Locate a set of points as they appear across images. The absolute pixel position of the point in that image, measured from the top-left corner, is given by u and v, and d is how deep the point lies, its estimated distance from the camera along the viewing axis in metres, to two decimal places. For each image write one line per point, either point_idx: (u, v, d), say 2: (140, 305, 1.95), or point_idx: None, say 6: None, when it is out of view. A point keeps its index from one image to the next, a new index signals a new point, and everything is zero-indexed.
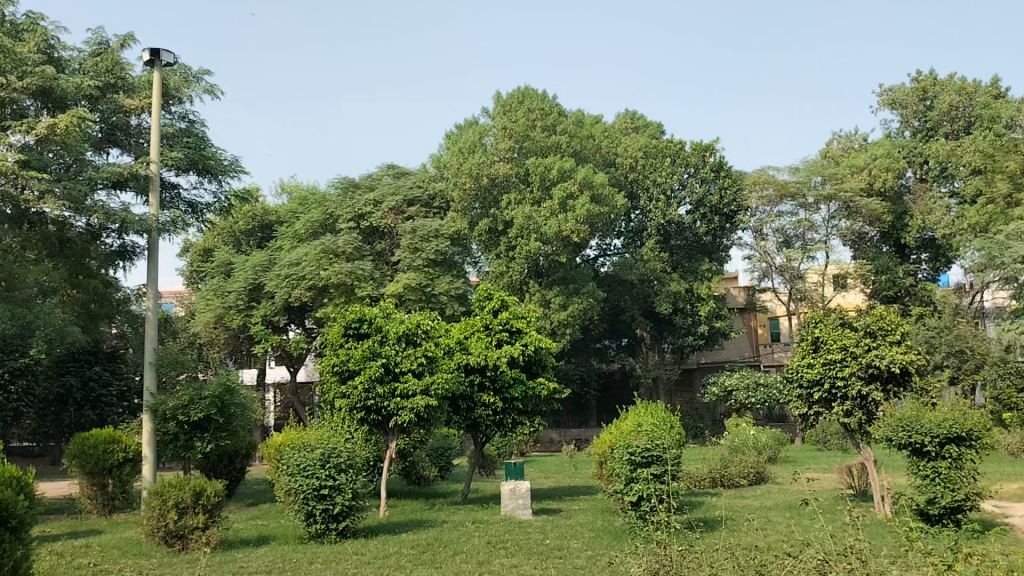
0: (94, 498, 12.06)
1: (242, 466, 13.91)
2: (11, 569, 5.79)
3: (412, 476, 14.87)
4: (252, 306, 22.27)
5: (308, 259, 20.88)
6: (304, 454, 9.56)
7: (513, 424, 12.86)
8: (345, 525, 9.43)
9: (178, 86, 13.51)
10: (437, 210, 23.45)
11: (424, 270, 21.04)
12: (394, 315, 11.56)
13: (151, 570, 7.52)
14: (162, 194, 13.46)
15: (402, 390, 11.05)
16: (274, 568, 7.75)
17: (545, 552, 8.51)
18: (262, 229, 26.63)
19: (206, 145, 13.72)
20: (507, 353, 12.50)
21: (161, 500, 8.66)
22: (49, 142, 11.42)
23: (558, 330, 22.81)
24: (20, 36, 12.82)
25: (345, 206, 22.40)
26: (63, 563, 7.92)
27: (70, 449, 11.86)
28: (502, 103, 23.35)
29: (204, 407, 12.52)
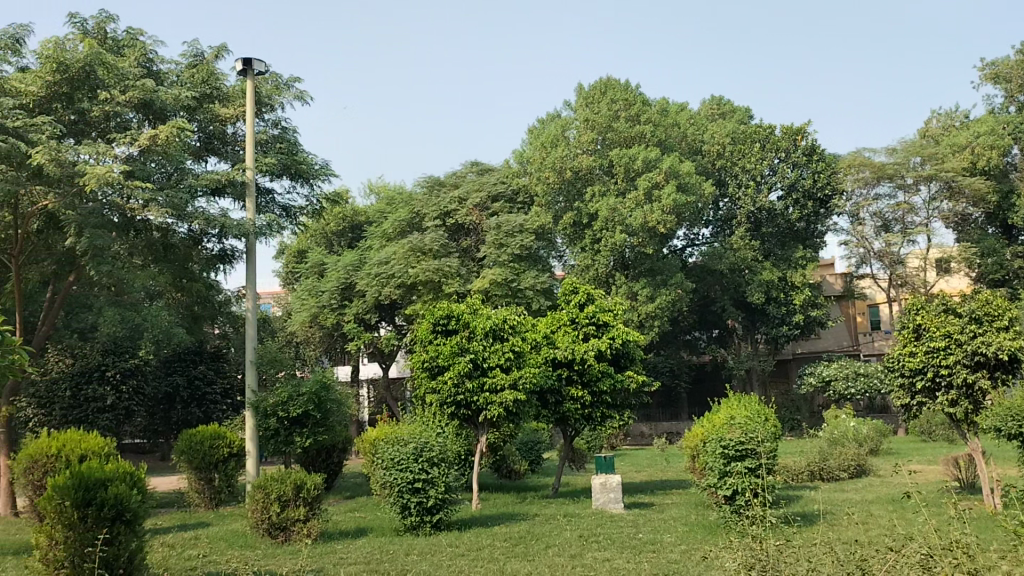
0: (202, 491, 12.57)
1: (340, 460, 14.29)
2: (127, 560, 6.23)
3: (502, 470, 15.10)
4: (345, 305, 22.86)
5: (397, 258, 21.29)
6: (398, 448, 9.78)
7: (602, 417, 12.81)
8: (439, 518, 9.58)
9: (269, 94, 13.96)
10: (522, 205, 23.52)
11: (510, 265, 21.15)
12: (481, 311, 11.68)
13: (256, 561, 7.84)
14: (258, 199, 13.95)
15: (491, 385, 11.16)
16: (372, 559, 7.94)
17: (638, 546, 8.47)
18: (353, 230, 27.29)
19: (298, 150, 14.12)
20: (595, 346, 12.47)
21: (264, 493, 8.98)
22: (151, 152, 11.95)
23: (646, 322, 22.62)
24: (121, 52, 13.37)
25: (431, 204, 22.79)
26: (174, 554, 8.32)
27: (178, 445, 12.46)
28: (585, 95, 23.30)
29: (302, 403, 12.92)
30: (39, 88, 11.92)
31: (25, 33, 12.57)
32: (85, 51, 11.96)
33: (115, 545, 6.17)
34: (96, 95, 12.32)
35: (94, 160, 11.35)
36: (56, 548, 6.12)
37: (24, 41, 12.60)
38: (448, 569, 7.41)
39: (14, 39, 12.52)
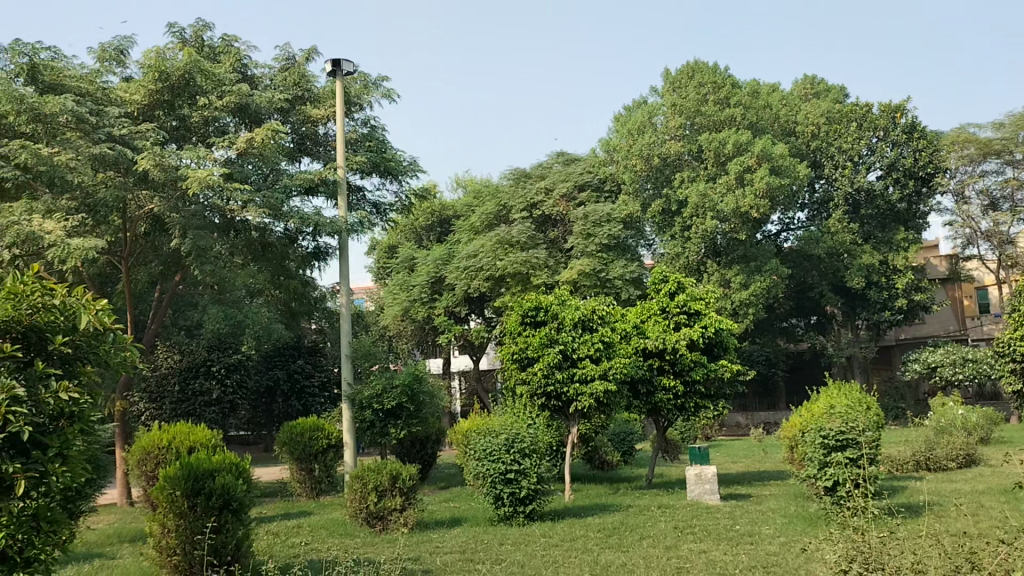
0: (304, 481, 12.98)
1: (434, 451, 14.51)
2: (235, 547, 6.53)
3: (595, 461, 14.99)
4: (436, 298, 23.24)
5: (485, 251, 21.44)
6: (490, 439, 9.89)
7: (696, 408, 12.66)
8: (532, 508, 9.63)
9: (358, 93, 14.25)
10: (609, 194, 23.35)
11: (598, 255, 21.04)
12: (569, 302, 11.66)
13: (355, 548, 8.07)
14: (349, 198, 14.30)
15: (581, 375, 11.14)
16: (468, 549, 8.05)
17: (735, 538, 8.33)
18: (441, 224, 27.66)
19: (387, 148, 14.38)
20: (687, 335, 12.28)
21: (362, 484, 9.22)
22: (248, 154, 12.37)
23: (741, 310, 22.16)
24: (218, 58, 13.85)
25: (518, 196, 22.90)
26: (279, 541, 8.65)
27: (280, 437, 12.93)
28: (672, 79, 22.91)
29: (396, 396, 13.19)
30: (142, 97, 12.61)
31: (128, 44, 13.18)
32: (184, 60, 12.49)
33: (223, 533, 6.45)
34: (195, 101, 12.85)
35: (196, 164, 11.81)
36: (168, 535, 6.42)
37: (128, 51, 13.22)
38: (543, 559, 7.45)
39: (118, 50, 13.15)
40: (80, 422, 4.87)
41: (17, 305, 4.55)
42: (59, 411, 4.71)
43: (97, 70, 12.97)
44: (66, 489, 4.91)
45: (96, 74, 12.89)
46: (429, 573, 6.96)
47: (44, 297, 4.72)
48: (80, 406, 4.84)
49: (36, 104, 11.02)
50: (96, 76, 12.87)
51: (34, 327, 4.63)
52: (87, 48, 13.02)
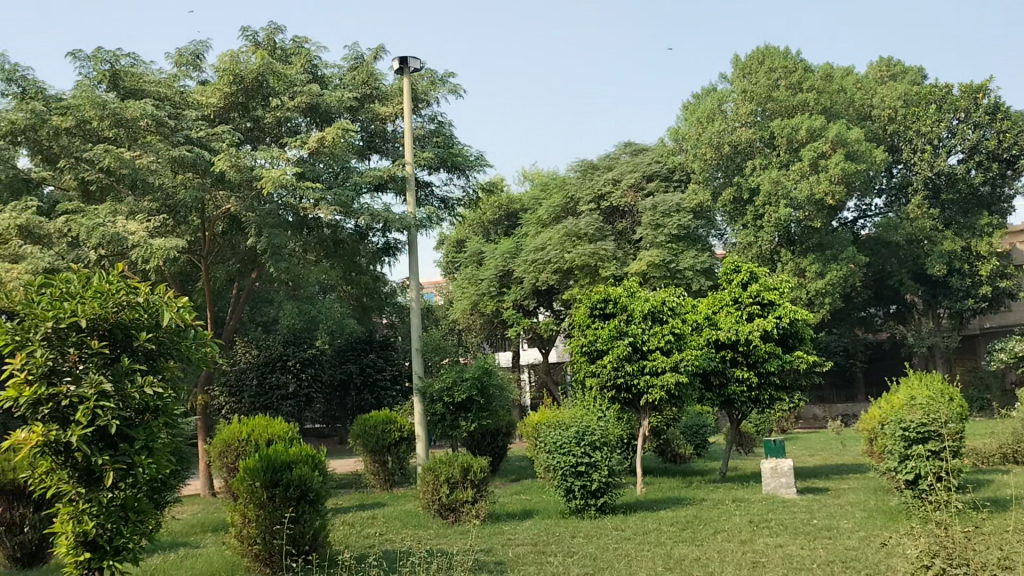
0: (377, 473, 13.25)
1: (505, 443, 14.60)
2: (312, 537, 6.72)
3: (667, 454, 14.98)
4: (504, 291, 23.42)
5: (553, 243, 21.44)
6: (560, 432, 9.88)
7: (771, 400, 12.43)
8: (604, 501, 9.62)
9: (425, 90, 14.40)
10: (677, 184, 23.05)
11: (668, 246, 20.80)
12: (639, 293, 11.58)
13: (428, 540, 8.18)
14: (418, 193, 14.46)
15: (652, 367, 11.04)
16: (540, 541, 8.09)
17: (812, 532, 8.18)
18: (508, 218, 27.75)
19: (454, 143, 14.49)
20: (760, 327, 12.06)
21: (434, 476, 9.35)
22: (319, 153, 12.58)
23: (816, 300, 21.66)
24: (289, 60, 14.14)
25: (585, 188, 22.83)
26: (354, 532, 8.83)
27: (354, 430, 13.20)
28: (741, 65, 22.48)
29: (466, 389, 13.30)
30: (218, 100, 12.98)
31: (204, 49, 13.57)
32: (257, 62, 12.78)
33: (301, 523, 6.65)
34: (268, 102, 13.17)
35: (270, 163, 12.10)
36: (249, 526, 6.58)
37: (203, 56, 13.61)
38: (615, 552, 7.43)
39: (194, 55, 13.55)
40: (165, 415, 5.05)
41: (103, 304, 4.75)
42: (144, 405, 4.90)
43: (175, 74, 13.41)
44: (153, 479, 5.12)
45: (173, 79, 13.32)
46: (502, 565, 7.01)
47: (129, 296, 4.91)
48: (164, 400, 5.01)
49: (117, 109, 11.60)
50: (173, 80, 13.29)
51: (119, 324, 4.84)
52: (165, 54, 13.46)
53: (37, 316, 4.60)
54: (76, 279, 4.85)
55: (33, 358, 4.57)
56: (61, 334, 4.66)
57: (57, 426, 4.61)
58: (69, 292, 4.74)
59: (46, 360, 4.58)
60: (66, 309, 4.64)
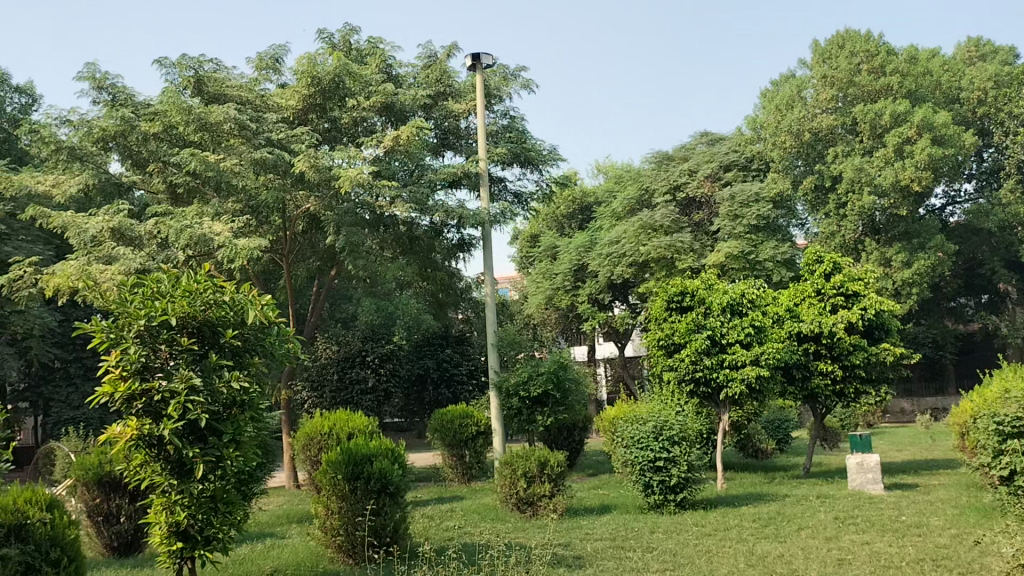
0: (455, 467, 13.39)
1: (581, 438, 14.59)
2: (393, 529, 6.83)
3: (749, 449, 14.62)
4: (579, 286, 23.47)
5: (628, 236, 21.26)
6: (638, 427, 9.78)
7: (857, 393, 12.07)
8: (683, 496, 9.50)
9: (498, 85, 14.43)
10: (757, 173, 22.52)
11: (747, 237, 20.38)
12: (717, 286, 11.37)
13: (507, 533, 8.22)
14: (492, 188, 14.52)
15: (732, 361, 10.84)
16: (619, 536, 8.06)
17: (901, 529, 7.93)
18: (583, 212, 27.66)
19: (528, 138, 14.49)
20: (844, 318, 11.72)
21: (512, 469, 9.39)
22: (394, 152, 12.70)
23: (903, 290, 20.94)
24: (364, 60, 14.37)
25: (661, 179, 22.58)
26: (434, 524, 8.93)
27: (432, 424, 13.37)
28: (821, 51, 21.89)
29: (542, 383, 13.32)
30: (297, 102, 13.30)
31: (282, 52, 13.91)
32: (333, 64, 13.01)
33: (383, 515, 6.77)
34: (345, 103, 13.38)
35: (346, 163, 12.30)
36: (332, 517, 6.76)
37: (282, 59, 13.94)
38: (697, 548, 7.34)
39: (274, 59, 13.89)
40: (251, 409, 5.19)
41: (191, 302, 4.93)
42: (231, 400, 5.04)
43: (255, 78, 13.80)
44: (241, 472, 5.29)
45: (254, 82, 13.71)
46: (580, 559, 7.00)
47: (216, 294, 5.07)
48: (250, 395, 5.15)
49: (202, 114, 12.01)
50: (254, 84, 13.69)
51: (207, 322, 5.02)
52: (246, 59, 13.86)
53: (131, 315, 4.82)
54: (166, 278, 5.04)
55: (127, 355, 4.79)
56: (153, 332, 4.87)
57: (150, 420, 4.83)
58: (160, 292, 4.93)
59: (139, 357, 4.79)
60: (157, 308, 4.84)
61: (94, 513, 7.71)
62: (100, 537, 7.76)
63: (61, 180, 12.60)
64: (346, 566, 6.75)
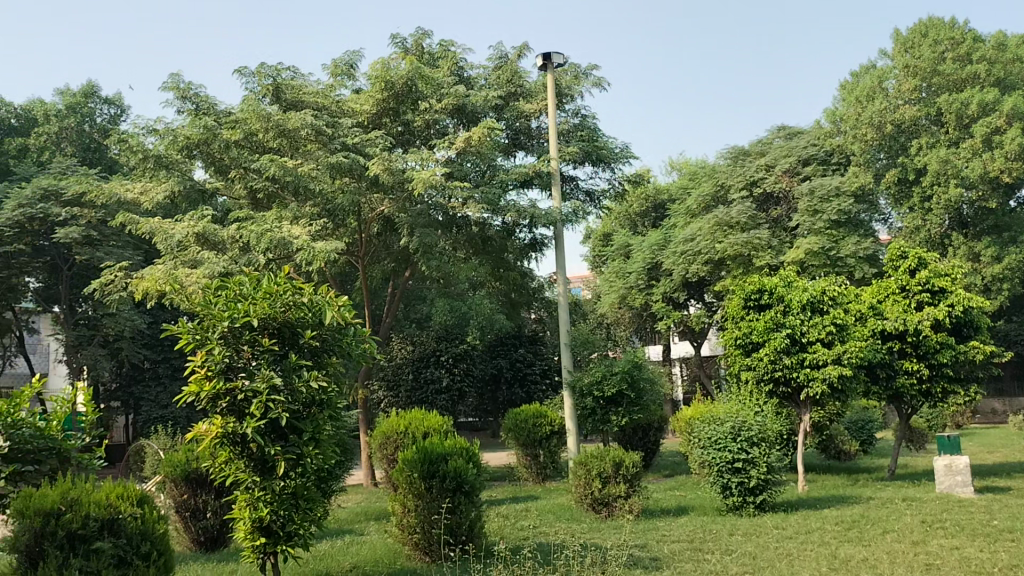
0: (529, 466, 13.43)
1: (656, 438, 14.50)
2: (469, 527, 6.88)
3: (830, 451, 14.25)
4: (652, 284, 23.27)
5: (703, 234, 20.95)
6: (716, 427, 9.61)
7: (944, 393, 11.63)
8: (763, 498, 9.31)
9: (569, 84, 14.40)
10: (837, 166, 21.82)
11: (827, 232, 19.86)
12: (797, 283, 11.10)
13: (583, 534, 8.20)
14: (564, 187, 14.51)
15: (812, 360, 10.56)
16: (696, 538, 7.94)
17: (993, 534, 7.60)
18: (656, 209, 27.39)
19: (599, 136, 14.41)
20: (930, 315, 11.29)
21: (587, 470, 9.33)
22: (466, 153, 12.78)
23: (993, 286, 20.15)
24: (437, 63, 14.50)
25: (736, 175, 22.21)
26: (509, 524, 8.96)
27: (506, 423, 13.43)
28: (903, 39, 21.09)
29: (616, 382, 13.23)
30: (371, 106, 13.51)
31: (357, 58, 14.15)
32: (406, 68, 13.16)
33: (458, 514, 6.81)
34: (417, 106, 13.52)
35: (420, 165, 12.42)
36: (409, 515, 6.85)
37: (357, 65, 14.17)
38: (776, 551, 7.19)
39: (348, 65, 14.15)
40: (330, 408, 5.29)
41: (272, 304, 5.06)
42: (311, 399, 5.14)
43: (331, 84, 14.07)
44: (320, 470, 5.40)
45: (329, 89, 13.99)
46: (658, 561, 6.92)
47: (295, 296, 5.19)
48: (328, 394, 5.25)
49: (280, 121, 12.32)
50: (330, 91, 13.95)
51: (287, 323, 5.14)
52: (322, 65, 14.13)
53: (215, 317, 4.97)
54: (248, 281, 5.17)
55: (212, 355, 4.95)
56: (236, 333, 5.00)
57: (235, 419, 4.98)
58: (242, 293, 5.06)
59: (223, 357, 4.95)
60: (240, 309, 4.97)
61: (182, 509, 8.00)
62: (188, 532, 8.04)
63: (149, 188, 13.25)
64: (423, 563, 6.82)
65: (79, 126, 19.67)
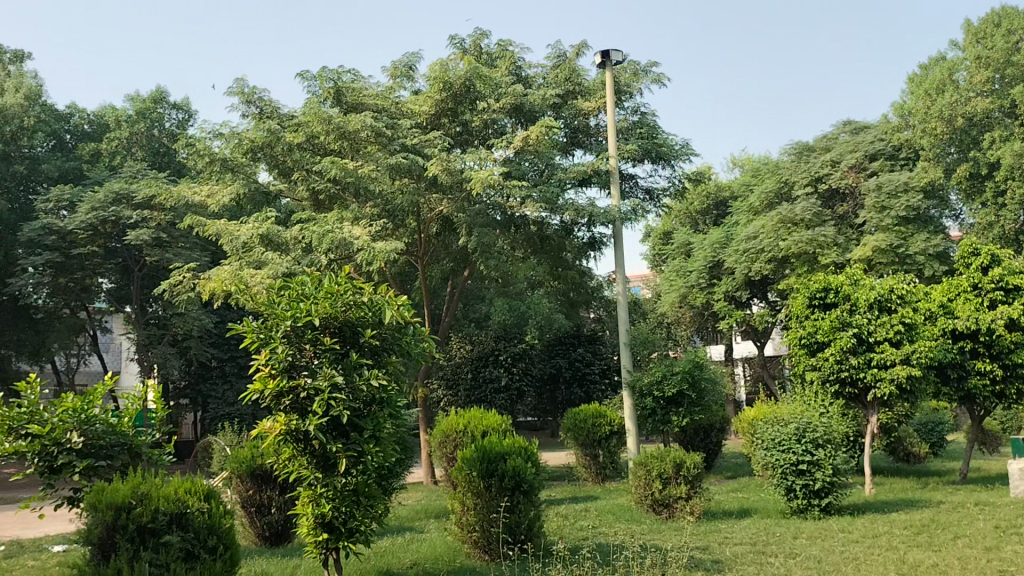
0: (589, 466, 13.36)
1: (719, 440, 14.29)
2: (527, 527, 6.88)
3: (899, 453, 13.76)
4: (714, 283, 22.99)
5: (766, 231, 20.62)
6: (779, 428, 9.42)
7: (1018, 394, 11.20)
8: (828, 501, 9.10)
9: (628, 81, 14.30)
10: (906, 162, 21.16)
11: (894, 229, 19.36)
12: (863, 281, 10.81)
13: (643, 535, 8.14)
14: (622, 185, 14.42)
15: (880, 360, 10.27)
16: (759, 540, 7.80)
17: None
18: (717, 207, 27.03)
19: (659, 133, 14.26)
20: (1004, 314, 10.87)
21: (646, 470, 9.27)
22: (524, 152, 12.77)
23: None
24: (495, 63, 14.53)
25: (800, 171, 21.78)
26: (569, 524, 8.92)
27: (565, 423, 13.37)
28: (974, 30, 20.50)
29: (677, 382, 13.06)
30: (430, 107, 13.59)
31: (416, 60, 14.26)
32: (464, 68, 13.24)
33: (517, 513, 6.82)
34: (476, 106, 13.56)
35: (478, 165, 12.45)
36: (468, 513, 6.89)
37: (416, 66, 14.28)
38: (842, 555, 7.01)
39: (408, 66, 14.28)
40: (389, 407, 5.34)
41: (333, 304, 5.12)
42: (371, 397, 5.19)
43: (391, 86, 14.24)
44: (380, 468, 5.46)
45: (389, 90, 14.14)
46: (719, 563, 6.81)
47: (355, 295, 5.25)
48: (388, 393, 5.30)
49: (341, 123, 12.50)
50: (390, 92, 14.12)
51: (348, 323, 5.21)
52: (382, 68, 14.29)
53: (278, 316, 5.06)
54: (309, 281, 5.25)
55: (275, 354, 5.03)
56: (298, 332, 5.08)
57: (297, 416, 5.06)
58: (304, 293, 5.14)
59: (286, 356, 5.03)
60: (302, 309, 5.05)
61: (248, 504, 8.16)
62: (254, 527, 8.21)
63: (215, 191, 13.60)
64: (482, 561, 6.85)
65: (148, 130, 20.27)
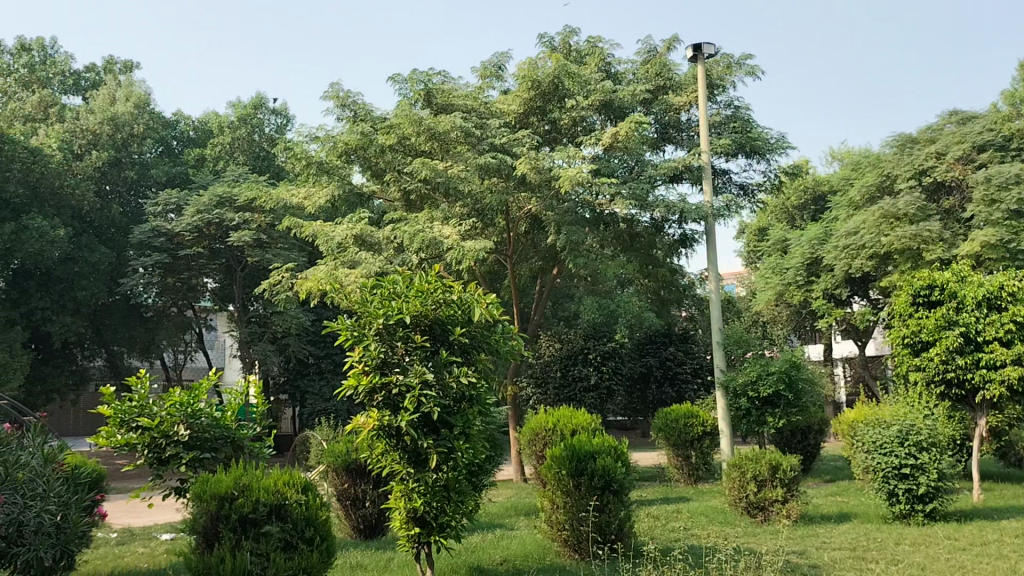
0: (681, 467, 13.18)
1: (817, 442, 13.89)
2: (617, 527, 6.81)
3: (1011, 458, 13.13)
4: (812, 281, 22.29)
5: (867, 226, 19.84)
6: (880, 431, 9.06)
7: None
8: (933, 507, 8.68)
9: (721, 74, 14.03)
10: (1018, 153, 19.99)
11: (1005, 224, 18.34)
12: (971, 278, 10.28)
13: (737, 537, 7.98)
14: (715, 181, 14.15)
15: (990, 361, 9.78)
16: (858, 546, 7.54)
17: None
18: (815, 202, 26.23)
19: (753, 127, 13.93)
20: None
21: (741, 472, 9.08)
22: (613, 149, 12.67)
23: None
24: (584, 60, 14.47)
25: (903, 164, 20.87)
26: (660, 524, 8.83)
27: (656, 423, 13.24)
28: None
29: (772, 383, 12.72)
30: (518, 105, 13.76)
31: (505, 59, 14.33)
32: (553, 66, 13.34)
33: (606, 512, 6.77)
34: (564, 104, 13.56)
35: (566, 163, 12.41)
36: (558, 511, 6.89)
37: (505, 66, 14.37)
38: (948, 563, 6.70)
39: (497, 66, 14.37)
40: (478, 404, 5.40)
41: (423, 302, 5.20)
42: (460, 395, 5.27)
43: (480, 86, 14.36)
44: (470, 465, 5.52)
45: (478, 91, 14.28)
46: (816, 568, 6.63)
47: (444, 294, 5.30)
48: (477, 390, 5.36)
49: (431, 125, 12.73)
50: (479, 92, 14.24)
51: (438, 321, 5.27)
52: (472, 68, 14.43)
53: (371, 314, 5.17)
54: (401, 280, 5.34)
55: (368, 351, 5.13)
56: (390, 329, 5.18)
57: (389, 412, 5.16)
58: (395, 292, 5.23)
59: (378, 353, 5.12)
60: (394, 307, 5.15)
61: (344, 497, 8.40)
62: (349, 520, 8.40)
63: (312, 193, 14.01)
64: (572, 561, 6.84)
65: (249, 135, 21.01)
